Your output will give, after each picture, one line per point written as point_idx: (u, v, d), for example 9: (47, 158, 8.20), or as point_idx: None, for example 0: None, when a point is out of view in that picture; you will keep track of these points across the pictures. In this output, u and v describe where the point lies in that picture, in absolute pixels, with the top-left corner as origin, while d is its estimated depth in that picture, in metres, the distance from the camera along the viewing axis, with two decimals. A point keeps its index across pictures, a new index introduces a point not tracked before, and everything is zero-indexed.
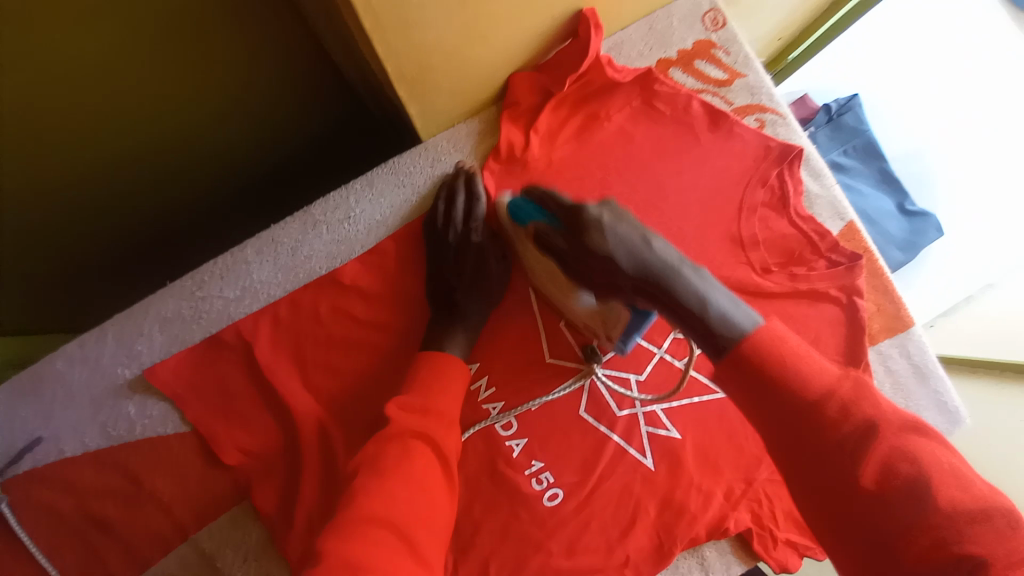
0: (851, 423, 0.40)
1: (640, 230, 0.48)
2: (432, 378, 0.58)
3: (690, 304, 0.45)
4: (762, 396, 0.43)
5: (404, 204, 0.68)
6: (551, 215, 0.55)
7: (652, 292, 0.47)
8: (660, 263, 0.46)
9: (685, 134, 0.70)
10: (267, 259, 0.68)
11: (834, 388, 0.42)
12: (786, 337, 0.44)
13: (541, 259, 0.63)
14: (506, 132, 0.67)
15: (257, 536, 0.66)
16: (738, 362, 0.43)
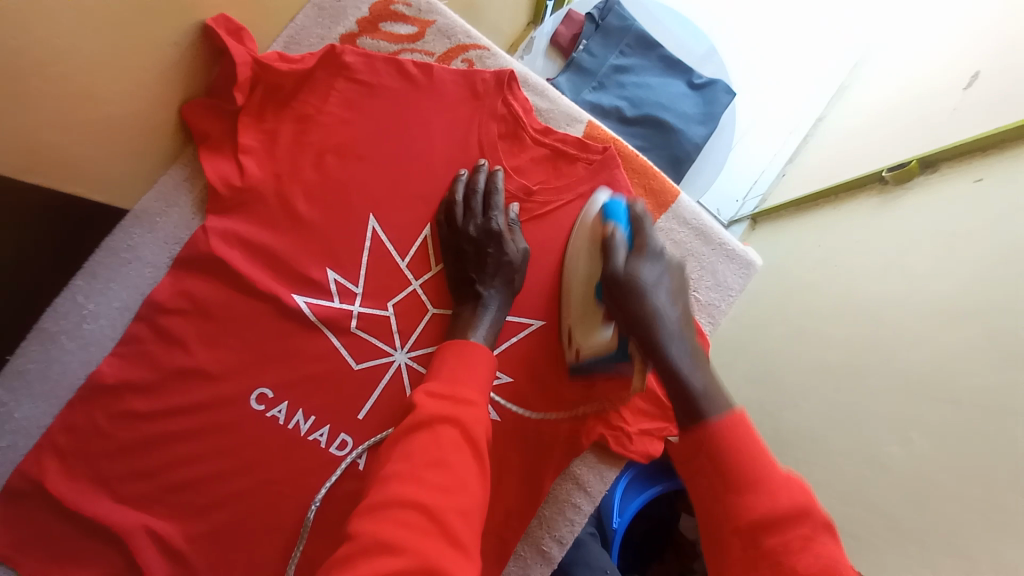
0: (780, 521, 0.41)
1: (686, 304, 0.57)
2: (454, 368, 0.54)
3: (679, 376, 0.52)
4: (704, 469, 0.46)
5: (138, 280, 0.64)
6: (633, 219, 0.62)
7: (647, 335, 0.55)
8: (677, 319, 0.55)
9: (395, 100, 0.69)
10: (19, 394, 0.63)
11: (796, 507, 0.42)
12: (751, 432, 0.46)
13: (581, 253, 0.67)
14: (212, 167, 0.64)
15: None
16: (697, 434, 0.48)
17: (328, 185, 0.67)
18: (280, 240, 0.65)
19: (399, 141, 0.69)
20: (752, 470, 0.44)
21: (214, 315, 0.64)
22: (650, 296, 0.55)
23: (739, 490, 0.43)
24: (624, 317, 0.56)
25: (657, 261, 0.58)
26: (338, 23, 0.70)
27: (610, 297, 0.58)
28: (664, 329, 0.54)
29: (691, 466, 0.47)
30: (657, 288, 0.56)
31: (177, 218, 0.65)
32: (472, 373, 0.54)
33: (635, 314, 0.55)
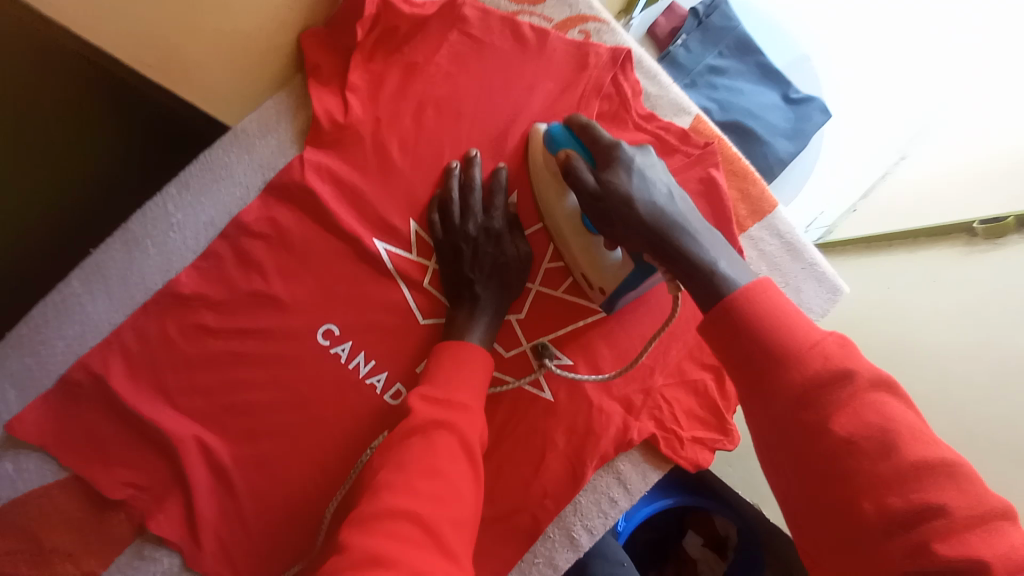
0: (825, 377, 0.38)
1: (666, 181, 0.54)
2: (449, 370, 0.55)
3: (693, 254, 0.48)
4: (744, 339, 0.41)
5: (227, 198, 0.65)
6: (582, 143, 0.58)
7: (660, 239, 0.50)
8: (673, 207, 0.51)
9: (506, 61, 0.67)
10: (98, 290, 0.64)
11: (817, 344, 0.39)
12: (773, 289, 0.43)
13: (546, 169, 0.64)
14: (319, 99, 0.64)
15: (169, 561, 0.64)
16: (723, 306, 0.43)
17: (426, 135, 0.66)
18: (371, 183, 0.65)
19: (501, 103, 0.67)
20: (787, 338, 0.40)
21: (295, 246, 0.64)
22: (635, 197, 0.51)
23: (783, 366, 0.39)
24: (627, 234, 0.53)
25: (628, 163, 0.53)
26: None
27: (604, 224, 0.55)
28: (668, 225, 0.50)
29: (722, 352, 0.43)
30: (647, 191, 0.52)
31: (274, 144, 0.65)
32: (466, 378, 0.54)
33: (631, 220, 0.51)
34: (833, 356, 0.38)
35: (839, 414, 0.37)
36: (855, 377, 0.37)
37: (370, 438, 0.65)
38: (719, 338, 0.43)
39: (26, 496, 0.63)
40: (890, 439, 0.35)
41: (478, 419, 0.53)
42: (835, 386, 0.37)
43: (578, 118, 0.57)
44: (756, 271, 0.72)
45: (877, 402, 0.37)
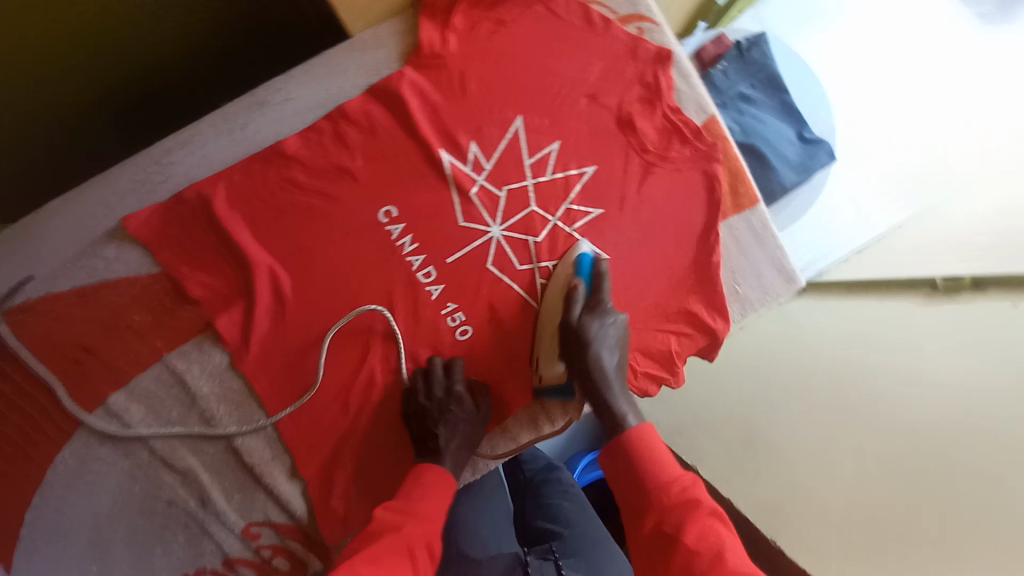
0: (682, 519, 0.61)
1: (617, 360, 0.79)
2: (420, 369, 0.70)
3: (609, 408, 0.76)
4: (626, 483, 0.69)
5: (336, 90, 0.82)
6: (592, 282, 0.80)
7: (592, 394, 0.77)
8: (606, 377, 0.77)
9: (571, 37, 0.84)
10: (223, 133, 0.81)
11: (679, 481, 0.65)
12: (660, 449, 0.70)
13: (552, 310, 0.82)
14: (427, 31, 0.81)
15: (219, 358, 0.80)
16: (623, 476, 0.69)
17: (498, 80, 0.83)
18: (446, 106, 0.82)
19: (562, 69, 0.83)
20: (666, 477, 0.66)
21: (379, 139, 0.81)
22: (598, 350, 0.76)
23: (659, 502, 0.64)
24: (574, 367, 0.78)
25: (606, 320, 0.77)
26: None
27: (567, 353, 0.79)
28: (602, 382, 0.77)
29: (620, 493, 0.69)
30: (601, 348, 0.76)
31: (382, 57, 0.83)
32: (423, 504, 0.72)
33: (585, 365, 0.77)
34: (691, 495, 0.63)
35: (688, 529, 0.60)
36: (699, 506, 0.62)
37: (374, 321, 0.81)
38: (613, 466, 0.71)
39: (123, 278, 0.79)
40: (716, 548, 0.58)
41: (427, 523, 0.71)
42: (684, 512, 0.62)
43: (602, 266, 0.80)
44: (727, 255, 0.88)
45: (711, 525, 0.60)
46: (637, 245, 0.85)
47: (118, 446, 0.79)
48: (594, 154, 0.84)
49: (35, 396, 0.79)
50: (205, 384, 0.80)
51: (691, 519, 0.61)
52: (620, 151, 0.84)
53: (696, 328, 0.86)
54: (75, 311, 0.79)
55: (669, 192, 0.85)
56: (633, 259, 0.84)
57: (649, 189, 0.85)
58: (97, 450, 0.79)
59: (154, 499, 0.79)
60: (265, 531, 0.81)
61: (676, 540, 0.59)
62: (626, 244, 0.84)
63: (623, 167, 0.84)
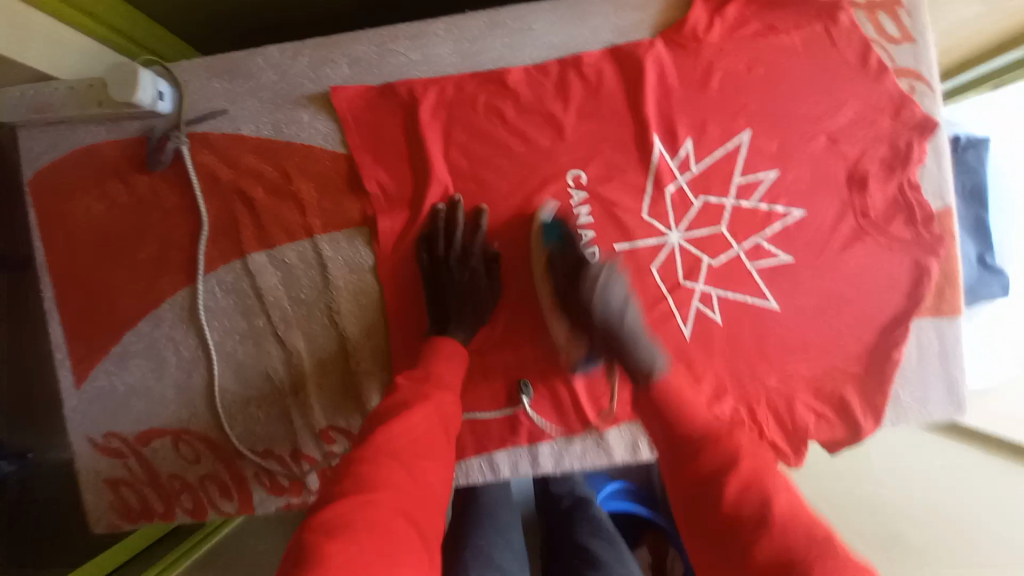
0: (717, 470, 0.54)
1: (623, 296, 0.72)
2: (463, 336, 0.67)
3: (640, 353, 0.68)
4: (654, 422, 0.64)
5: (578, 37, 0.76)
6: (562, 239, 0.76)
7: (612, 339, 0.71)
8: (623, 318, 0.71)
9: (841, 70, 0.75)
10: (451, 39, 0.76)
11: (710, 430, 0.59)
12: (676, 388, 0.64)
13: (542, 279, 0.77)
14: (696, 11, 0.73)
15: (364, 257, 0.78)
16: (654, 412, 0.64)
17: (745, 86, 0.75)
18: (682, 95, 0.75)
19: (814, 101, 0.75)
20: (695, 422, 0.60)
21: (600, 103, 0.76)
22: (606, 297, 0.72)
23: (694, 451, 0.57)
24: (592, 323, 0.73)
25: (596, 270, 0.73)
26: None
27: (578, 310, 0.74)
28: (623, 327, 0.70)
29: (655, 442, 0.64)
30: (602, 288, 0.72)
31: (637, 22, 0.75)
32: (443, 370, 0.67)
33: (605, 316, 0.71)
34: (727, 445, 0.57)
35: (731, 483, 0.52)
36: (739, 459, 0.54)
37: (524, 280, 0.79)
38: (650, 409, 0.65)
39: (305, 146, 0.77)
40: (782, 512, 0.49)
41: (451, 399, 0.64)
42: (723, 471, 0.54)
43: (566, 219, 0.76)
44: (909, 357, 0.80)
45: (759, 480, 0.53)
46: (813, 309, 0.78)
47: (242, 302, 0.78)
48: (811, 201, 0.76)
49: (180, 229, 0.78)
50: (343, 277, 0.78)
51: (737, 473, 0.53)
52: (838, 207, 0.76)
53: (840, 417, 0.79)
54: (243, 160, 0.77)
55: (869, 269, 0.77)
56: (802, 321, 0.78)
57: (851, 258, 0.77)
58: (222, 300, 0.78)
59: (257, 365, 0.79)
60: (340, 440, 0.80)
61: (729, 501, 0.51)
62: (803, 304, 0.77)
63: (834, 225, 0.77)
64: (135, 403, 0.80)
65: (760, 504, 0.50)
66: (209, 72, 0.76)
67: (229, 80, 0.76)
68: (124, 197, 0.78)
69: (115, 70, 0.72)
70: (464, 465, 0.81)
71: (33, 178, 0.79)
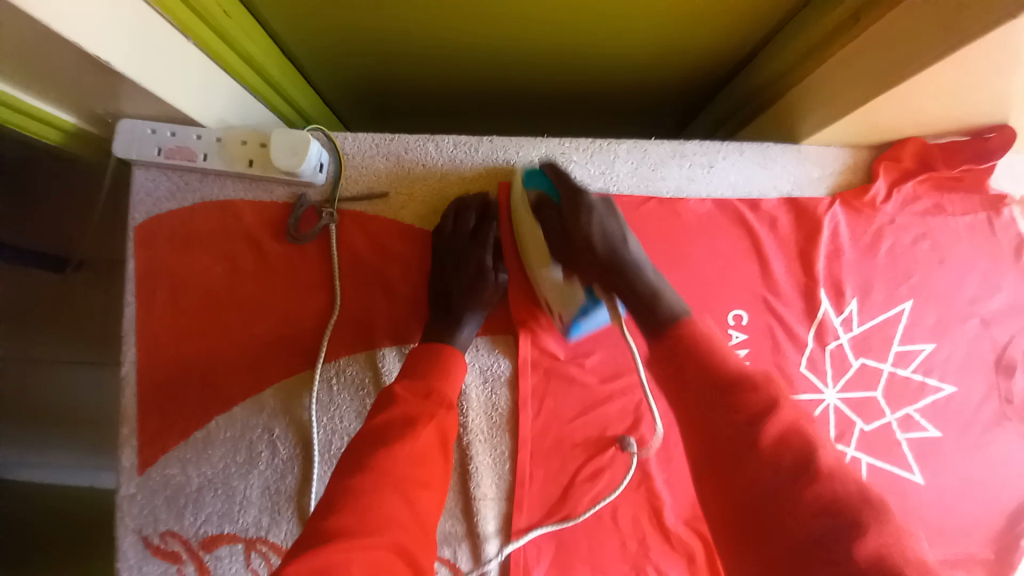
0: (757, 415, 0.44)
1: (622, 228, 0.60)
2: (438, 368, 0.60)
3: (645, 289, 0.54)
4: (690, 373, 0.47)
5: (756, 183, 0.76)
6: (554, 186, 0.65)
7: (611, 273, 0.57)
8: (630, 250, 0.58)
9: (996, 258, 0.77)
10: (632, 162, 0.75)
11: (749, 373, 0.46)
12: (716, 333, 0.50)
13: (530, 228, 0.66)
14: (877, 181, 0.75)
15: (504, 368, 0.73)
16: (673, 344, 0.49)
17: (909, 256, 0.76)
18: (852, 255, 0.75)
19: (970, 281, 0.77)
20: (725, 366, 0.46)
21: (769, 247, 0.75)
22: (599, 220, 0.59)
23: (728, 396, 0.45)
24: (590, 259, 0.59)
25: (590, 207, 0.60)
26: (1018, 188, 0.79)
27: (570, 253, 0.62)
28: (629, 261, 0.56)
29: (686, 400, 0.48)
30: (597, 215, 0.60)
31: (814, 179, 0.76)
32: (455, 388, 0.59)
33: (603, 262, 0.58)
34: (765, 388, 0.45)
35: (769, 429, 0.43)
36: (780, 408, 0.44)
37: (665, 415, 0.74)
38: (674, 365, 0.48)
39: None
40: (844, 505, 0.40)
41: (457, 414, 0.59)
42: (763, 414, 0.44)
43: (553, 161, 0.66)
44: None
45: (800, 427, 0.44)
46: (953, 489, 0.75)
47: (360, 399, 0.69)
48: (961, 378, 0.76)
49: (308, 308, 0.69)
50: (476, 387, 0.72)
51: (779, 419, 0.44)
52: (985, 388, 0.76)
53: None
54: (393, 244, 0.70)
55: (1004, 451, 0.77)
56: (938, 496, 0.75)
57: (990, 438, 0.76)
58: (339, 395, 0.69)
59: None
60: (442, 571, 0.70)
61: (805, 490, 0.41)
62: (942, 479, 0.75)
63: (979, 404, 0.76)
64: (210, 500, 0.68)
65: (800, 459, 0.42)
66: (378, 149, 0.71)
67: (396, 162, 0.71)
68: (254, 262, 0.69)
69: (276, 133, 0.64)
70: None
71: (146, 223, 0.69)
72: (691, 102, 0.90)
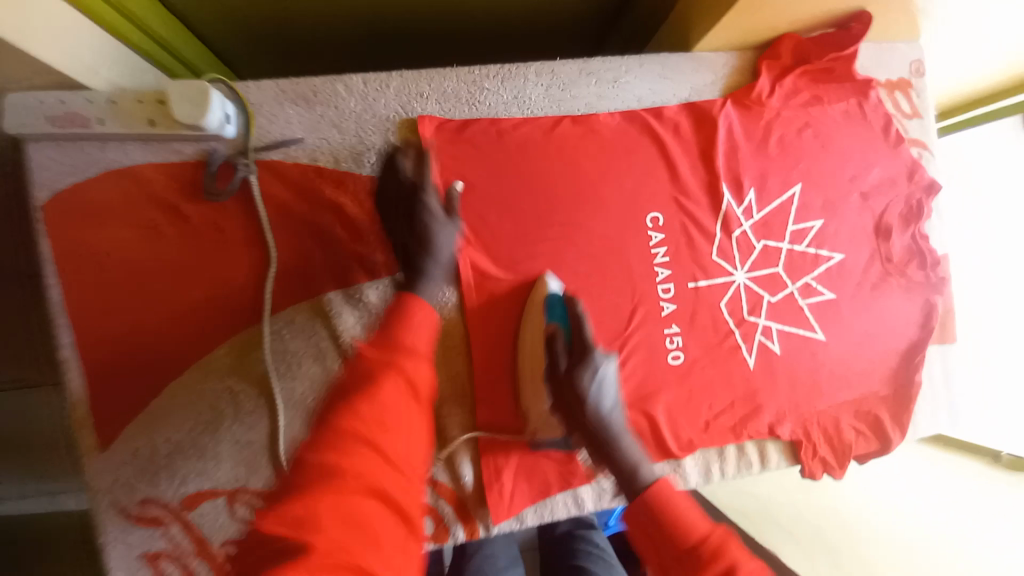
0: (717, 563, 0.48)
1: (614, 398, 0.69)
2: (394, 323, 0.51)
3: (625, 461, 0.64)
4: (649, 540, 0.54)
5: (659, 92, 0.81)
6: (571, 328, 0.72)
7: (597, 441, 0.67)
8: (612, 421, 0.68)
9: (869, 137, 0.87)
10: (542, 84, 0.78)
11: (709, 536, 0.50)
12: (676, 494, 0.56)
13: (534, 345, 0.76)
14: (762, 78, 0.82)
15: (450, 296, 0.76)
16: (637, 511, 0.56)
17: (796, 144, 0.85)
18: (747, 149, 0.83)
19: (849, 161, 0.87)
20: (690, 536, 0.50)
21: (676, 149, 0.81)
22: (589, 385, 0.68)
23: (691, 571, 0.49)
24: (575, 421, 0.69)
25: (596, 367, 0.69)
26: (882, 73, 0.88)
27: (560, 406, 0.70)
28: (611, 435, 0.67)
29: (653, 548, 0.53)
30: (598, 383, 0.68)
31: (709, 83, 0.82)
32: (420, 334, 0.51)
33: (586, 423, 0.68)
34: (725, 561, 0.48)
35: None
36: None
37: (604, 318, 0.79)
38: (648, 537, 0.54)
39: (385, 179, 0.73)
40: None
41: (427, 360, 0.50)
42: None
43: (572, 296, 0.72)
44: (927, 383, 0.91)
45: None
46: (852, 341, 0.88)
47: (315, 342, 0.71)
48: (849, 245, 0.87)
49: (243, 264, 0.70)
50: None
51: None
52: (870, 252, 0.88)
53: (876, 434, 0.87)
54: (319, 190, 0.71)
55: (890, 304, 0.89)
56: (839, 350, 0.87)
57: (877, 295, 0.88)
58: (291, 341, 0.71)
59: None
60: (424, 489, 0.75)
61: None
62: (840, 334, 0.87)
63: (865, 268, 0.88)
64: (181, 462, 0.69)
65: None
66: (288, 96, 0.71)
67: (308, 107, 0.71)
68: (177, 226, 0.69)
69: (176, 86, 0.63)
70: (546, 504, 0.78)
71: (51, 201, 0.67)
72: (595, 21, 0.92)
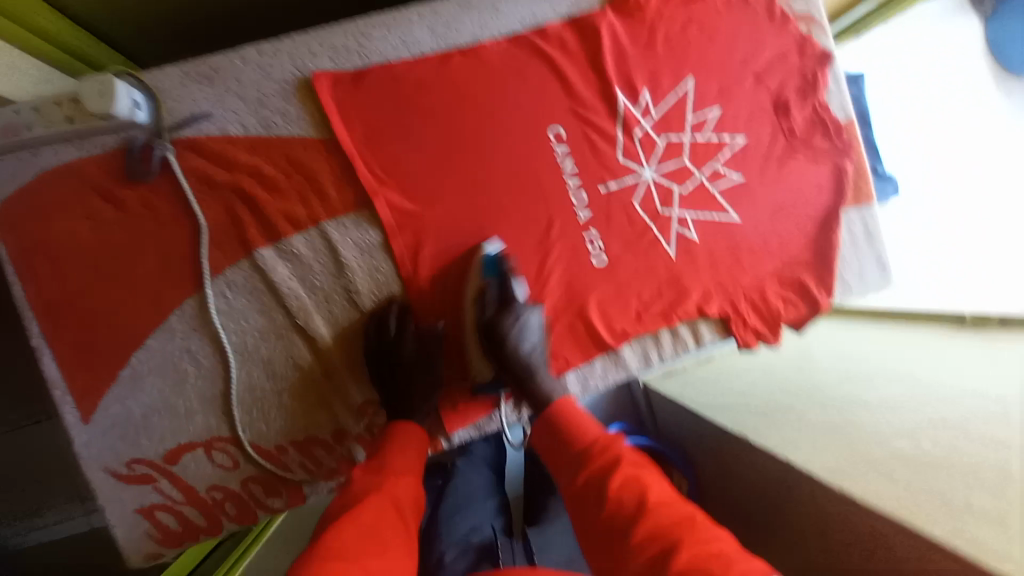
0: (587, 491, 0.73)
1: (540, 344, 0.85)
2: (392, 447, 0.77)
3: (544, 391, 0.84)
4: (544, 435, 0.82)
5: (539, 11, 0.85)
6: (500, 277, 0.82)
7: (524, 385, 0.85)
8: (537, 363, 0.85)
9: (752, 19, 0.90)
10: (425, 24, 0.82)
11: (597, 439, 0.77)
12: (582, 417, 0.81)
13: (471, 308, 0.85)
14: None
15: (374, 236, 0.81)
16: (545, 425, 0.82)
17: (682, 37, 0.88)
18: (635, 49, 0.87)
19: (738, 45, 0.90)
20: (585, 440, 0.78)
21: (564, 62, 0.85)
22: (523, 339, 0.82)
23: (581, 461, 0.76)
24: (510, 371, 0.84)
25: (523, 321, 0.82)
26: None
27: (491, 355, 0.84)
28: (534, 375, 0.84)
29: (550, 455, 0.81)
30: (526, 337, 0.83)
31: None
32: (405, 462, 0.75)
33: (515, 375, 0.84)
34: (611, 454, 0.75)
35: (615, 479, 0.71)
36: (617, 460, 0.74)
37: (523, 232, 0.85)
38: (546, 436, 0.82)
39: (293, 136, 0.79)
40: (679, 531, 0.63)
41: (409, 484, 0.74)
42: (608, 470, 0.73)
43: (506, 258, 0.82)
44: (848, 245, 0.97)
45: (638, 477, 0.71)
46: (769, 218, 0.92)
47: (257, 298, 0.78)
48: (750, 127, 0.91)
49: (178, 236, 0.76)
50: (355, 258, 0.81)
51: (619, 474, 0.71)
52: (772, 131, 0.92)
53: (803, 300, 0.94)
54: (235, 158, 0.77)
55: (799, 177, 0.93)
56: (757, 229, 0.92)
57: (786, 171, 0.93)
58: (235, 299, 0.78)
59: (283, 356, 0.80)
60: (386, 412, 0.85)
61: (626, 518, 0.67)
62: (756, 214, 0.92)
63: (771, 146, 0.92)
64: (157, 422, 0.77)
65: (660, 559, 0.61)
66: (189, 77, 0.76)
67: (209, 84, 0.77)
68: (110, 212, 0.75)
69: (87, 80, 0.70)
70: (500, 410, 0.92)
71: None
72: None
